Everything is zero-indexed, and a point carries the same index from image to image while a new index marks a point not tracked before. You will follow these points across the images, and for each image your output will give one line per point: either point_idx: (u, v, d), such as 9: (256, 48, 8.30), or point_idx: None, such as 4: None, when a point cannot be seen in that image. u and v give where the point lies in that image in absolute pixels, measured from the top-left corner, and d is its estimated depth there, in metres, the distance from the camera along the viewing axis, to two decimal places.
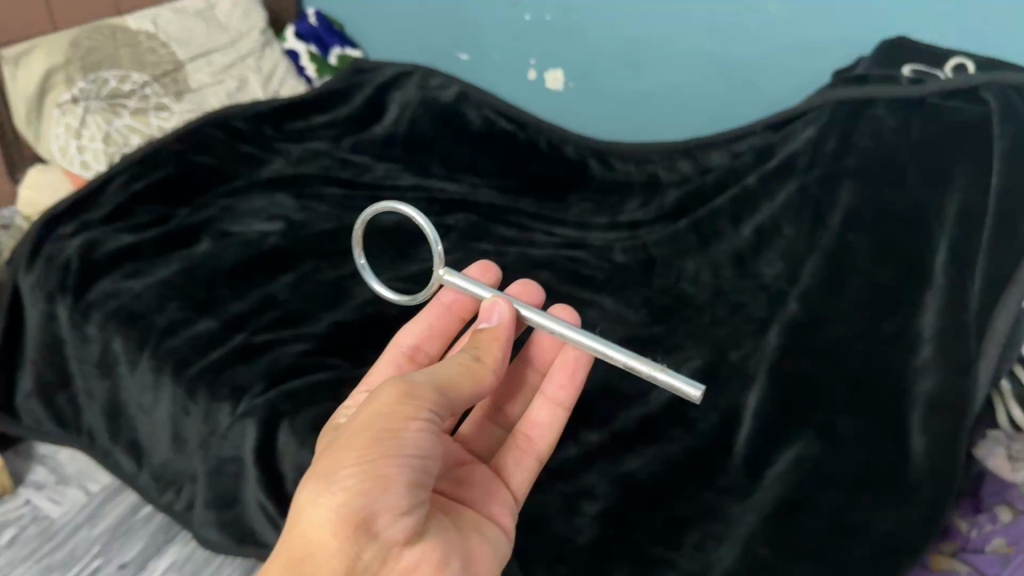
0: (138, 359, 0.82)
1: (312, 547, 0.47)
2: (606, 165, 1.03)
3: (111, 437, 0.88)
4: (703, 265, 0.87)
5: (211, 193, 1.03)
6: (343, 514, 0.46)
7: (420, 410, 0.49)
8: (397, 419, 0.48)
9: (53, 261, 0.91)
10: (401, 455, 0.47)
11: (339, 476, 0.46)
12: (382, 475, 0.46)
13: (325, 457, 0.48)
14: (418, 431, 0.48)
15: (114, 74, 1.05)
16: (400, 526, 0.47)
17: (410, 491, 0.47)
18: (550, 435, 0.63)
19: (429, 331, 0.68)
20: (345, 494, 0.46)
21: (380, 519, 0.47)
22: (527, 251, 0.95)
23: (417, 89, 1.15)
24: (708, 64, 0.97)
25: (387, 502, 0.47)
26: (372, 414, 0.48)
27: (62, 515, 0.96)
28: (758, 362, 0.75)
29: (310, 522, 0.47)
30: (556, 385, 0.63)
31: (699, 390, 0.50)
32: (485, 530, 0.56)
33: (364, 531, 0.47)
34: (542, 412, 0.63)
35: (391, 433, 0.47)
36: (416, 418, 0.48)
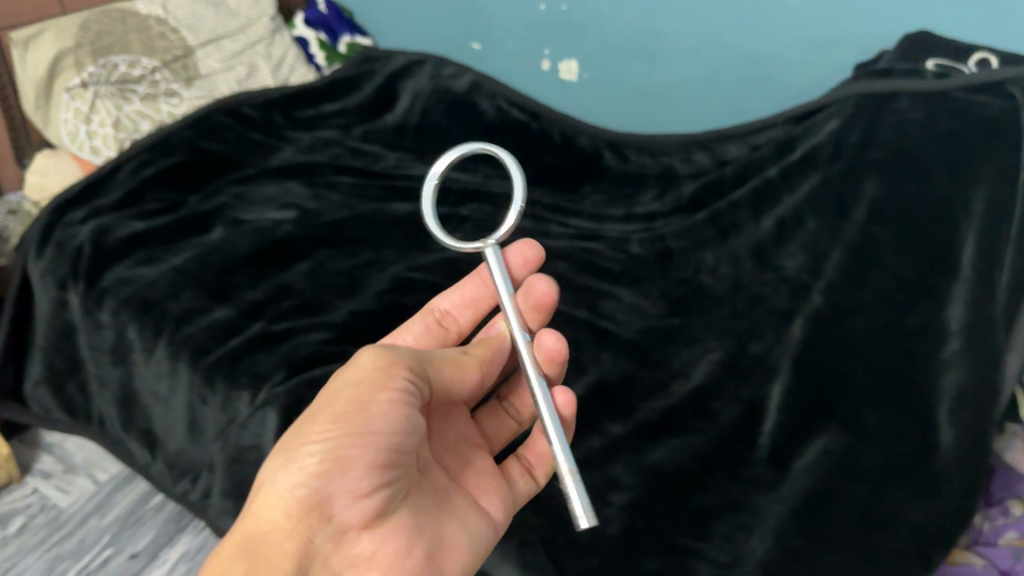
0: (153, 347, 0.81)
1: (266, 527, 0.50)
2: (620, 156, 1.02)
3: (123, 426, 0.87)
4: (722, 257, 0.87)
5: (222, 180, 1.02)
6: (299, 493, 0.49)
7: (392, 382, 0.51)
8: (367, 392, 0.50)
9: (65, 248, 0.90)
10: (365, 433, 0.49)
11: (303, 453, 0.50)
12: (341, 456, 0.49)
13: (295, 431, 0.51)
14: (386, 405, 0.50)
15: (124, 59, 1.03)
16: (359, 507, 0.50)
17: (370, 472, 0.49)
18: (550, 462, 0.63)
19: (461, 302, 0.70)
20: (304, 473, 0.49)
21: (337, 500, 0.49)
22: (543, 242, 0.94)
23: (429, 78, 1.14)
24: (726, 57, 0.97)
25: (345, 483, 0.49)
26: (344, 385, 0.51)
27: (71, 504, 0.95)
28: (781, 355, 0.75)
29: (268, 499, 0.50)
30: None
31: (586, 520, 0.50)
32: (468, 519, 0.56)
33: (319, 511, 0.50)
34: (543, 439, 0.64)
35: (358, 408, 0.50)
36: (389, 391, 0.50)
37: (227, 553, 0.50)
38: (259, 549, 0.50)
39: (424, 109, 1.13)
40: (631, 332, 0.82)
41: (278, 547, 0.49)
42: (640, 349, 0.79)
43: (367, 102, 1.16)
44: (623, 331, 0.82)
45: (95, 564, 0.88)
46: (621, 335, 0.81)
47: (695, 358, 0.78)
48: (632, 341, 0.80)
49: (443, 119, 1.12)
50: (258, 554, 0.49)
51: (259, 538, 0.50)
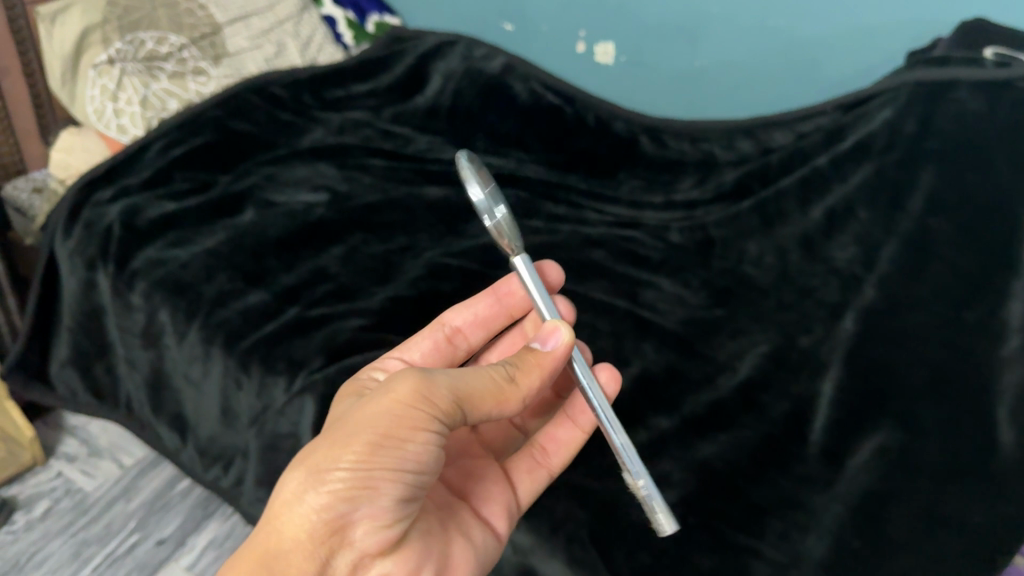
0: (186, 331, 0.79)
1: (284, 547, 0.45)
2: (658, 142, 0.99)
3: (152, 411, 0.86)
4: (768, 248, 0.86)
5: (254, 161, 1.00)
6: (323, 518, 0.45)
7: (432, 421, 0.46)
8: (406, 428, 0.45)
9: (93, 228, 0.88)
10: (398, 469, 0.45)
11: (330, 476, 0.45)
12: (372, 487, 0.45)
13: (320, 447, 0.46)
14: (423, 446, 0.46)
15: (151, 35, 1.01)
16: (380, 538, 0.46)
17: (396, 505, 0.46)
18: (566, 452, 0.61)
19: (474, 320, 0.66)
20: (332, 499, 0.45)
21: (360, 529, 0.45)
22: (580, 229, 0.92)
23: (462, 59, 1.11)
24: (771, 41, 0.94)
25: (371, 514, 0.45)
26: (381, 413, 0.46)
27: (96, 489, 0.94)
28: (832, 350, 0.74)
29: (289, 517, 0.45)
30: (580, 409, 0.62)
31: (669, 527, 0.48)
32: (474, 533, 0.54)
33: (340, 535, 0.46)
34: (561, 429, 0.61)
35: (395, 443, 0.45)
36: (428, 430, 0.46)
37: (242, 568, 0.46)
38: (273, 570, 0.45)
39: (455, 91, 1.11)
40: (673, 323, 0.80)
41: (295, 569, 0.45)
42: (684, 340, 0.78)
43: (398, 84, 1.14)
44: (665, 322, 0.80)
45: (121, 550, 0.87)
46: (663, 326, 0.79)
47: (742, 351, 0.76)
48: (676, 333, 0.79)
49: (476, 101, 1.10)
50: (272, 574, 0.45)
51: (275, 557, 0.45)
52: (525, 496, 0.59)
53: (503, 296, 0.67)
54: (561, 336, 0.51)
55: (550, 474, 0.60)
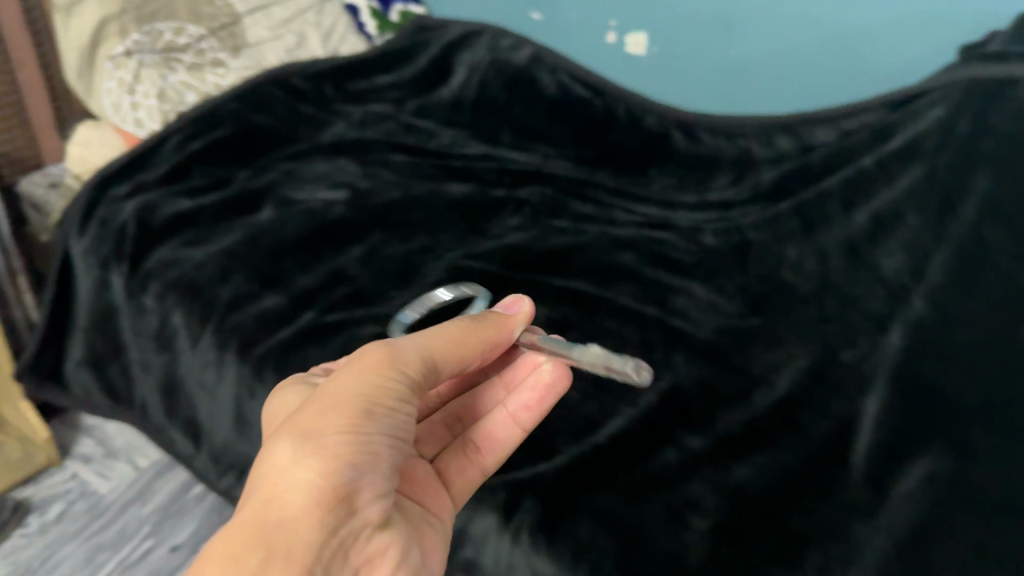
0: (200, 335, 0.77)
1: (290, 516, 0.42)
2: (692, 138, 0.95)
3: (166, 416, 0.83)
4: (809, 252, 0.82)
5: (273, 155, 0.97)
6: (329, 482, 0.43)
7: (410, 389, 0.48)
8: (392, 395, 0.47)
9: (108, 225, 0.86)
10: (389, 433, 0.46)
11: (330, 439, 0.44)
12: (372, 450, 0.45)
13: (310, 415, 0.45)
14: (408, 412, 0.47)
15: (169, 26, 0.98)
16: (377, 506, 0.46)
17: (389, 474, 0.46)
18: (502, 449, 0.58)
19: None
20: (338, 461, 0.44)
21: (362, 496, 0.45)
22: (608, 230, 0.89)
23: (488, 49, 1.07)
24: (814, 32, 0.89)
25: (372, 480, 0.45)
26: (368, 380, 0.46)
27: (111, 492, 0.92)
28: (875, 366, 0.69)
29: (290, 484, 0.43)
30: (520, 405, 0.58)
31: (644, 367, 0.49)
32: (436, 520, 0.53)
33: (347, 503, 0.44)
34: (499, 425, 0.58)
35: (388, 408, 0.46)
36: (409, 398, 0.47)
37: (240, 543, 0.41)
38: (279, 541, 0.42)
39: (481, 83, 1.07)
40: (706, 331, 0.76)
41: (304, 537, 0.42)
42: (717, 350, 0.74)
43: (422, 75, 1.10)
44: (698, 332, 0.76)
45: (135, 556, 0.85)
46: (696, 336, 0.76)
47: (779, 363, 0.72)
48: (709, 343, 0.75)
49: (502, 93, 1.06)
50: (278, 546, 0.42)
51: (279, 527, 0.42)
52: (459, 497, 0.56)
53: None
54: (523, 304, 0.57)
55: (483, 472, 0.58)
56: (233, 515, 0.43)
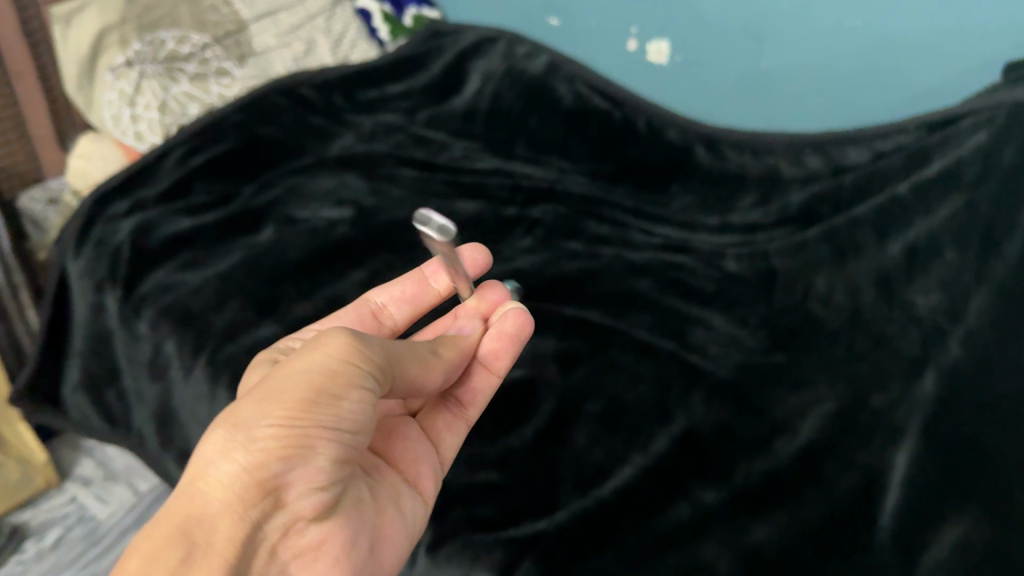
0: (193, 365, 0.74)
1: (210, 509, 0.40)
2: (715, 153, 0.91)
3: (161, 445, 0.81)
4: (839, 282, 0.77)
5: (278, 169, 0.93)
6: (252, 477, 0.41)
7: (365, 378, 0.44)
8: (340, 383, 0.43)
9: (103, 246, 0.83)
10: (331, 425, 0.43)
11: (259, 433, 0.41)
12: (307, 443, 0.42)
13: (247, 406, 0.42)
14: (357, 403, 0.44)
15: (172, 35, 0.94)
16: (314, 499, 0.43)
17: (329, 465, 0.43)
18: (482, 399, 0.61)
19: (396, 299, 0.68)
20: (264, 455, 0.41)
21: (291, 489, 0.42)
22: (624, 254, 0.84)
23: (502, 57, 1.04)
24: (849, 43, 0.83)
25: (305, 474, 0.42)
26: (311, 369, 0.43)
27: (109, 516, 0.90)
28: (909, 415, 0.64)
29: (213, 478, 0.40)
30: (489, 353, 0.61)
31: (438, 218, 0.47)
32: (402, 502, 0.51)
33: (273, 498, 0.41)
34: (477, 378, 0.61)
35: (329, 400, 0.43)
36: (360, 387, 0.44)
37: (158, 535, 0.39)
38: (197, 534, 0.39)
39: (495, 93, 1.03)
40: (726, 369, 0.71)
41: (222, 533, 0.39)
42: (737, 391, 0.69)
43: (435, 83, 1.06)
44: (716, 369, 0.71)
45: None
46: (714, 374, 0.71)
47: (803, 407, 0.67)
48: (728, 382, 0.70)
49: (517, 104, 1.01)
50: (195, 542, 0.39)
51: (199, 522, 0.39)
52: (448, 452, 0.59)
53: (426, 279, 0.69)
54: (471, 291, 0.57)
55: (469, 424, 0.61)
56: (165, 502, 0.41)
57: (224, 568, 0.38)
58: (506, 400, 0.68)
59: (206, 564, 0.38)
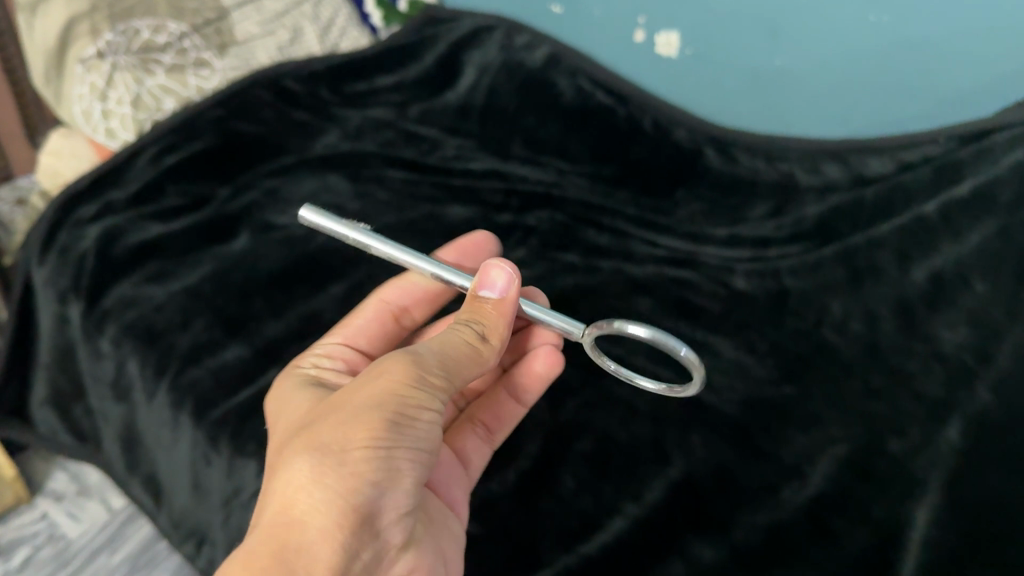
0: (156, 389, 0.69)
1: (311, 537, 0.42)
2: (727, 156, 0.85)
3: (128, 468, 0.76)
4: (854, 308, 0.71)
5: (255, 170, 0.88)
6: (348, 504, 0.43)
7: (434, 399, 0.47)
8: (414, 405, 0.46)
9: (67, 254, 0.78)
10: (412, 448, 0.46)
11: (351, 460, 0.43)
12: (394, 469, 0.45)
13: (329, 435, 0.44)
14: (428, 424, 0.47)
15: (147, 24, 0.88)
16: (399, 523, 0.46)
17: (413, 489, 0.46)
18: (508, 428, 0.61)
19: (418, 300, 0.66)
20: (359, 483, 0.43)
21: (382, 514, 0.44)
22: (624, 267, 0.78)
23: (499, 49, 0.97)
24: (871, 41, 0.76)
25: (394, 499, 0.45)
26: (384, 393, 0.46)
27: (81, 536, 0.85)
28: (930, 466, 0.59)
29: (310, 506, 0.42)
30: (518, 388, 0.62)
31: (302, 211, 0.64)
32: (454, 521, 0.53)
33: (367, 524, 0.43)
34: (505, 406, 0.61)
35: (407, 423, 0.45)
36: (431, 409, 0.47)
37: (261, 569, 0.40)
38: (298, 565, 0.41)
39: (491, 87, 0.96)
40: (730, 405, 0.65)
41: (324, 560, 0.42)
42: (742, 430, 0.63)
43: (427, 76, 1.00)
44: (720, 403, 0.65)
45: None
46: (716, 408, 0.65)
47: (813, 449, 0.61)
48: (729, 419, 0.64)
49: (514, 100, 0.95)
50: (298, 571, 0.41)
51: (300, 550, 0.41)
52: (475, 472, 0.58)
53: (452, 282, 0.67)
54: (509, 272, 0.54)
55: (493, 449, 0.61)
56: (251, 535, 0.43)
57: None
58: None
59: None
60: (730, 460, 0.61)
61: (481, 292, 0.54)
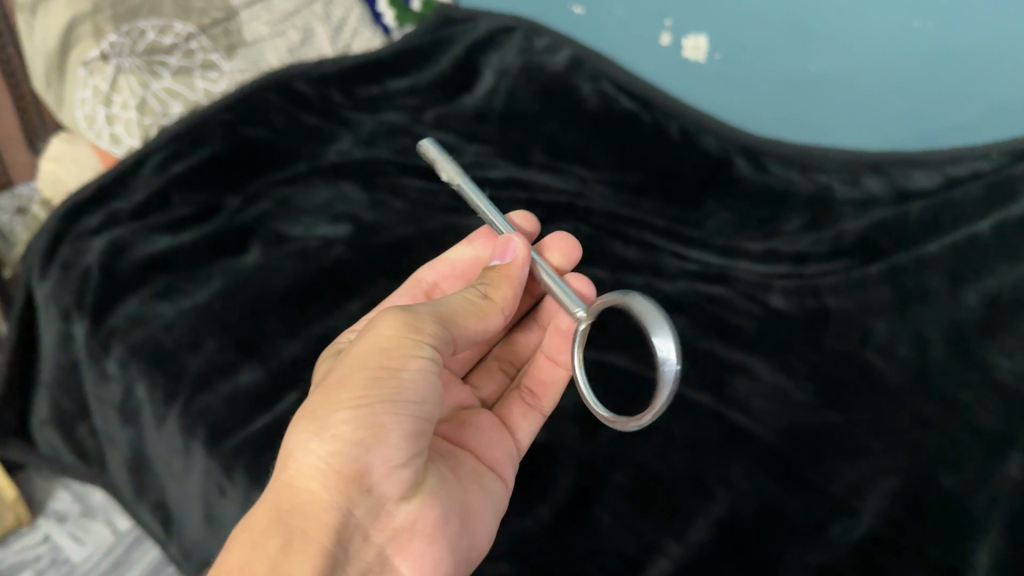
0: (165, 414, 0.65)
1: (300, 501, 0.45)
2: (758, 166, 0.82)
3: (136, 493, 0.73)
4: (901, 331, 0.68)
5: (265, 178, 0.84)
6: (331, 465, 0.45)
7: (422, 349, 0.47)
8: (397, 357, 0.46)
9: (70, 269, 0.74)
10: (398, 401, 0.46)
11: (335, 421, 0.45)
12: (377, 425, 0.45)
13: (320, 399, 0.47)
14: (417, 373, 0.47)
15: (153, 24, 0.84)
16: (396, 477, 0.46)
17: (406, 442, 0.46)
18: (554, 391, 0.62)
19: (449, 273, 0.68)
20: (338, 443, 0.45)
21: (373, 471, 0.45)
22: (653, 283, 0.74)
23: (518, 53, 0.95)
24: (912, 46, 0.73)
25: (382, 455, 0.45)
26: (371, 351, 0.47)
27: (85, 559, 0.82)
28: (988, 505, 0.56)
29: (297, 472, 0.45)
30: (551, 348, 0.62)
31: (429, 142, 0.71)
32: (484, 481, 0.54)
33: (357, 482, 0.45)
34: (545, 370, 0.62)
35: (389, 375, 0.46)
36: (417, 358, 0.47)
37: (260, 528, 0.45)
38: (291, 525, 0.44)
39: (510, 93, 0.93)
40: (772, 433, 0.62)
41: (314, 520, 0.45)
42: (785, 460, 0.60)
43: (443, 78, 0.96)
44: (762, 431, 0.62)
45: None
46: (757, 436, 0.62)
47: (861, 481, 0.58)
48: (771, 447, 0.61)
49: (534, 106, 0.92)
50: (292, 531, 0.44)
51: (292, 512, 0.45)
52: (524, 439, 0.59)
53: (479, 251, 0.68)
54: (516, 245, 0.57)
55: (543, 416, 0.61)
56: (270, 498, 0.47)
57: (319, 553, 0.44)
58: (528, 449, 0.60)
59: (302, 551, 0.44)
60: (777, 494, 0.58)
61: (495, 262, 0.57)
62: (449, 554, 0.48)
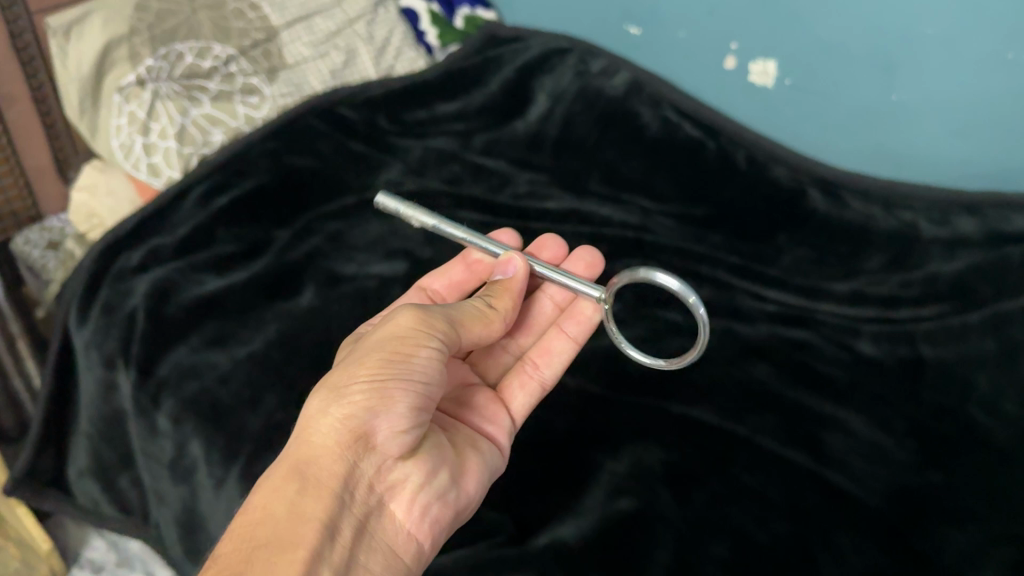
0: (224, 475, 0.61)
1: (315, 453, 0.46)
2: (835, 199, 0.79)
3: (186, 554, 0.68)
4: (1003, 383, 0.65)
5: (313, 211, 0.79)
6: (346, 424, 0.47)
7: (432, 338, 0.50)
8: (410, 343, 0.49)
9: (113, 313, 0.69)
10: (409, 379, 0.48)
11: (350, 389, 0.47)
12: (387, 393, 0.47)
13: (338, 372, 0.49)
14: (427, 359, 0.49)
15: (191, 46, 0.79)
16: (400, 441, 0.48)
17: (412, 413, 0.48)
18: (557, 362, 0.63)
19: (451, 283, 0.70)
20: (353, 407, 0.47)
21: (379, 434, 0.47)
22: (734, 328, 0.70)
23: (574, 74, 0.92)
24: (1006, 79, 0.69)
25: (389, 420, 0.47)
26: (388, 334, 0.50)
27: None
28: None
29: (315, 431, 0.47)
30: (569, 321, 0.65)
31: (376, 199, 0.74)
32: (481, 445, 0.55)
33: (363, 441, 0.47)
34: (556, 340, 0.64)
35: (401, 357, 0.48)
36: (426, 346, 0.49)
37: (278, 477, 0.46)
38: (307, 473, 0.46)
39: (566, 117, 0.90)
40: (877, 497, 0.58)
41: (326, 467, 0.46)
42: (893, 526, 0.56)
43: (492, 103, 0.92)
44: (863, 493, 0.58)
45: None
46: (862, 500, 0.57)
47: (977, 551, 0.54)
48: (875, 510, 0.57)
49: (592, 130, 0.88)
50: (307, 478, 0.46)
51: (307, 462, 0.46)
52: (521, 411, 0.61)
53: (473, 262, 0.71)
54: (517, 261, 0.61)
55: (543, 386, 0.63)
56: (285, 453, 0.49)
57: (331, 498, 0.45)
58: (554, 447, 0.60)
59: (317, 497, 0.45)
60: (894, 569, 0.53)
61: (497, 277, 0.61)
62: (440, 504, 0.50)
